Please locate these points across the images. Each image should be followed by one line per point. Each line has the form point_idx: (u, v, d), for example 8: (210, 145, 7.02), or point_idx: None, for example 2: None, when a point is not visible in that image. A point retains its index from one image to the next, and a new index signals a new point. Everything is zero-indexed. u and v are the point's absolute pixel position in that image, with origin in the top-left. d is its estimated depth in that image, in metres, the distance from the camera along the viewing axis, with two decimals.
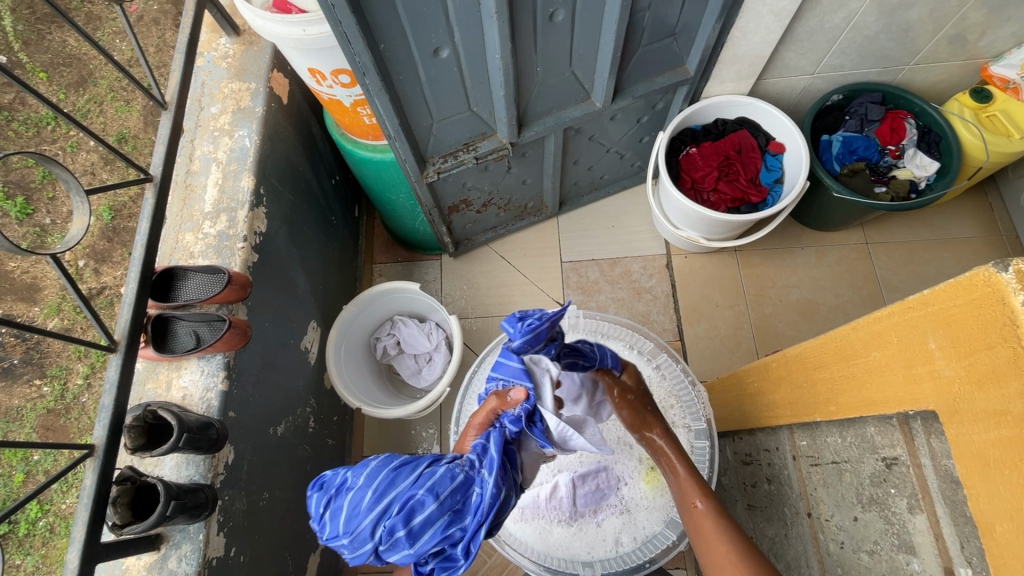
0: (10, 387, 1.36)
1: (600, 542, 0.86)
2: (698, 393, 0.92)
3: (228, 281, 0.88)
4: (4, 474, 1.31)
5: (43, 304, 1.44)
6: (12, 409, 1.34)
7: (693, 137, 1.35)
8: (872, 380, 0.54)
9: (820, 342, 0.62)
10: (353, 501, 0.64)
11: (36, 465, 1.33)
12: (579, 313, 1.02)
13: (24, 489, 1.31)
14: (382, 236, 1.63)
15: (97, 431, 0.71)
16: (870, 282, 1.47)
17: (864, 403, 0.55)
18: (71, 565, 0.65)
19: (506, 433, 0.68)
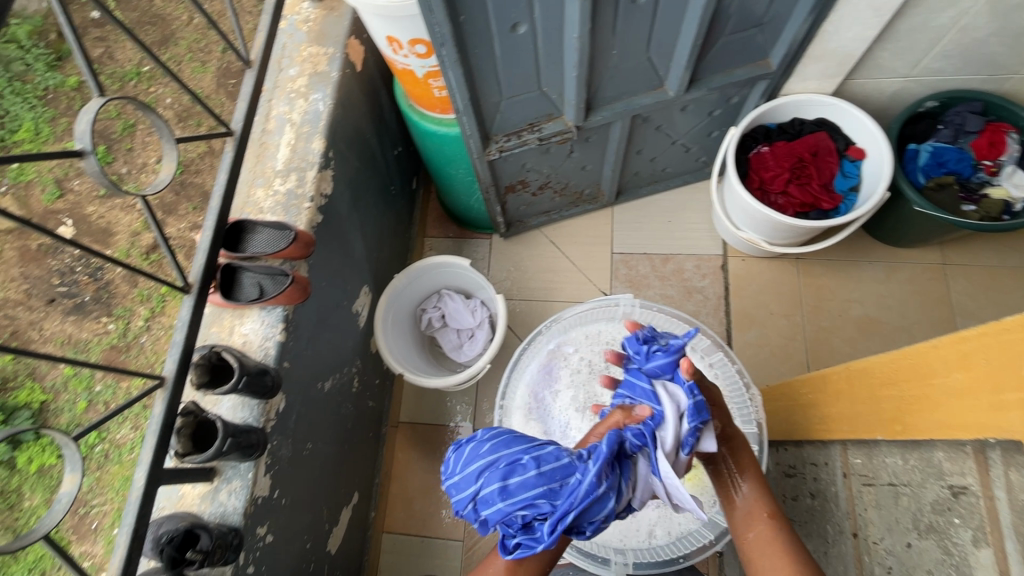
0: (80, 321, 1.48)
1: (633, 532, 0.88)
2: (752, 396, 0.89)
3: (293, 238, 0.92)
4: (70, 400, 1.43)
5: (115, 248, 1.53)
6: (80, 342, 1.46)
7: (766, 134, 1.29)
8: (950, 403, 0.50)
9: (892, 357, 0.59)
10: (475, 448, 0.74)
11: (98, 395, 1.44)
12: (633, 302, 1.00)
13: (86, 416, 1.42)
14: (435, 211, 1.65)
15: (167, 364, 0.76)
16: (943, 305, 1.37)
17: (938, 426, 0.52)
18: (138, 483, 0.71)
19: (624, 444, 0.69)
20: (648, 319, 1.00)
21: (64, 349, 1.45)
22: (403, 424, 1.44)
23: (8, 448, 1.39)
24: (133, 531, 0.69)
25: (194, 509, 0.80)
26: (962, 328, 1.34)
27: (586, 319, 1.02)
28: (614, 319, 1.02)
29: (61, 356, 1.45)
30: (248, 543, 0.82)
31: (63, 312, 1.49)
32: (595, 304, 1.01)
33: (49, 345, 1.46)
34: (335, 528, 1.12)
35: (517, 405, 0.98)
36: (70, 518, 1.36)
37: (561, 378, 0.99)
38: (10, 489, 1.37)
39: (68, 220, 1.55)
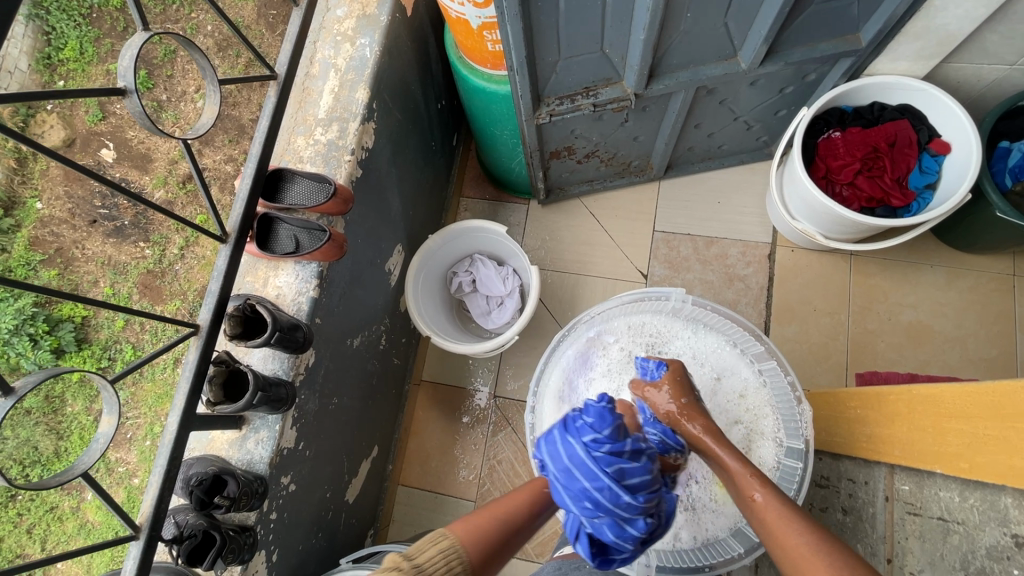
0: (119, 244, 1.50)
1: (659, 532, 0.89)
2: (801, 409, 0.86)
3: (332, 193, 0.89)
4: (109, 319, 1.47)
5: (153, 174, 1.53)
6: (119, 264, 1.49)
7: (839, 118, 1.18)
8: None
9: (967, 389, 0.53)
10: (648, 471, 0.67)
11: (134, 316, 1.47)
12: (685, 296, 0.95)
13: (123, 334, 1.47)
14: (474, 170, 1.60)
15: (203, 313, 0.76)
16: (1004, 319, 1.28)
17: (1014, 472, 0.47)
18: (170, 428, 0.72)
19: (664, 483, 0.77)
20: (698, 316, 0.96)
21: (105, 269, 1.49)
22: (425, 383, 1.45)
23: (51, 357, 1.44)
24: (164, 472, 0.71)
25: (223, 454, 0.83)
26: (1022, 346, 1.26)
27: (632, 309, 0.98)
28: (661, 313, 0.98)
29: (101, 276, 1.49)
30: (272, 491, 0.84)
31: (104, 233, 1.51)
32: (643, 296, 0.96)
33: (91, 264, 1.49)
34: (354, 478, 1.15)
35: (549, 389, 0.97)
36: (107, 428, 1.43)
37: (597, 368, 0.97)
38: (53, 395, 1.44)
39: (109, 142, 1.56)
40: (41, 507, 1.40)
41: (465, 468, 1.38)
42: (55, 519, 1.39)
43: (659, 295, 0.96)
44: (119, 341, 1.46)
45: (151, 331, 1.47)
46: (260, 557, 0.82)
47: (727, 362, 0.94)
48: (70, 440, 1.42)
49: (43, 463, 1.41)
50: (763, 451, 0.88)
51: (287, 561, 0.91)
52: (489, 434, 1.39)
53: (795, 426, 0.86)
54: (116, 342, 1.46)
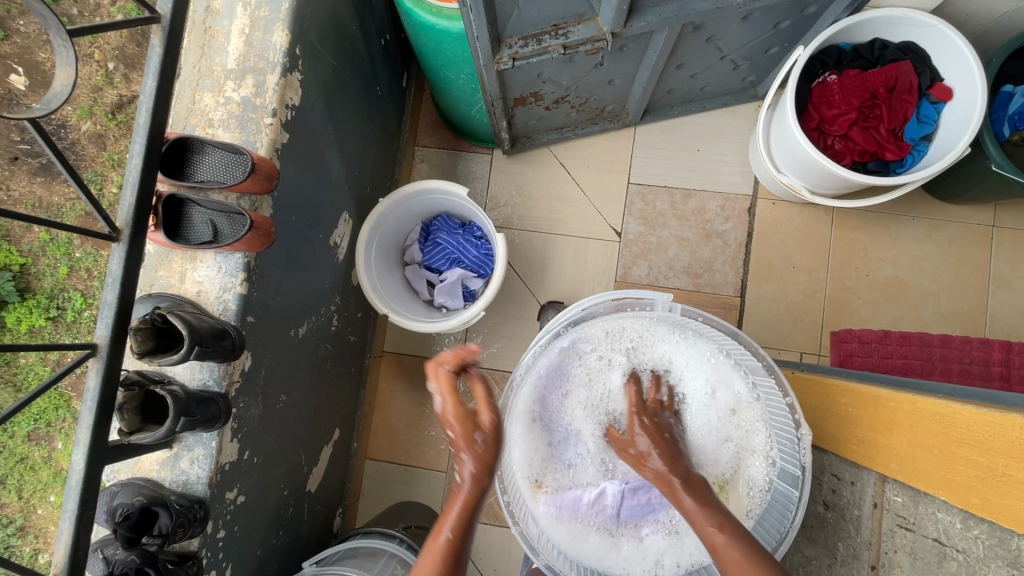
0: (48, 185, 1.29)
1: (641, 560, 0.86)
2: (804, 435, 0.76)
3: (251, 168, 0.73)
4: (51, 265, 1.29)
5: (75, 103, 1.28)
6: (53, 206, 1.28)
7: (837, 58, 1.07)
8: None
9: (996, 421, 0.50)
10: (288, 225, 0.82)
11: (79, 262, 1.30)
12: (672, 302, 0.85)
13: (69, 282, 1.30)
14: (429, 115, 1.42)
15: (100, 328, 0.63)
16: (979, 273, 1.26)
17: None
18: (76, 467, 0.61)
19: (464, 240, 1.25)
20: (686, 322, 0.88)
21: (36, 213, 1.28)
22: (388, 354, 1.36)
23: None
24: (76, 517, 0.61)
25: (155, 476, 0.74)
26: (993, 300, 1.24)
27: (614, 318, 0.88)
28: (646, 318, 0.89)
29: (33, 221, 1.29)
30: (215, 511, 0.76)
31: (29, 172, 1.29)
32: (625, 301, 0.86)
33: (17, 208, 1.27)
34: (314, 466, 1.08)
35: (520, 407, 0.90)
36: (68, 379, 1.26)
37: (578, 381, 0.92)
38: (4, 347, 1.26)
39: (17, 67, 1.22)
40: (10, 459, 1.27)
41: (435, 439, 1.33)
42: (27, 470, 1.28)
43: (645, 302, 0.87)
44: (66, 290, 1.30)
45: (100, 278, 1.30)
46: None
47: (721, 373, 0.89)
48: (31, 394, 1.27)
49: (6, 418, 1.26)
50: (754, 470, 0.85)
51: (244, 570, 0.85)
52: None
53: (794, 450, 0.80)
54: (63, 292, 1.30)
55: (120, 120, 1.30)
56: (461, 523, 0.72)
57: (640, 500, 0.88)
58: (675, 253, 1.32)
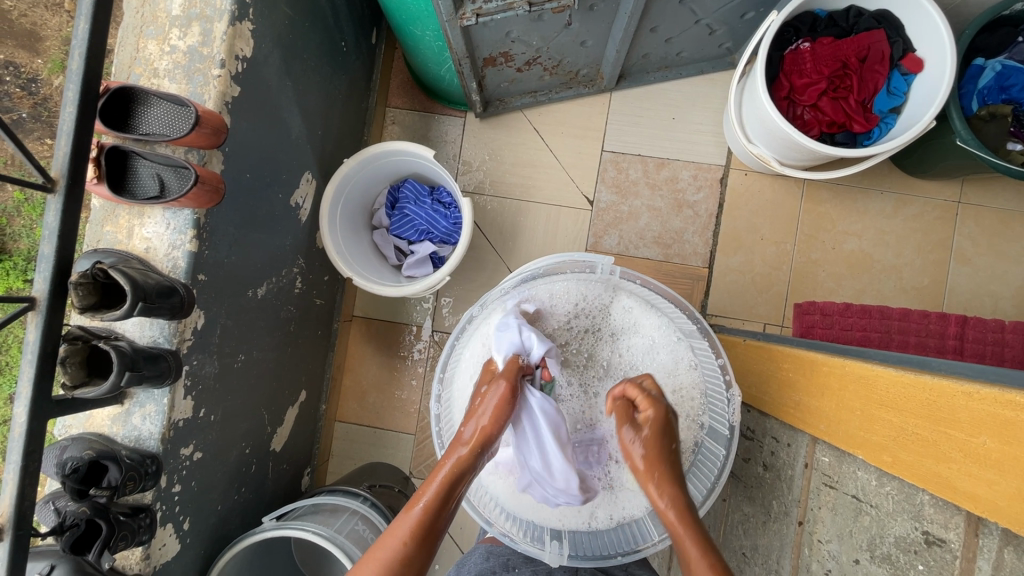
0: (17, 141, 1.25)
1: (575, 516, 0.88)
2: (733, 396, 0.83)
3: (197, 122, 0.71)
4: (26, 226, 1.26)
5: (47, 57, 1.23)
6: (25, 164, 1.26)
7: (811, 26, 1.05)
8: (955, 461, 0.44)
9: (913, 383, 0.51)
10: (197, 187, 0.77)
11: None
12: (612, 265, 0.89)
13: None
14: (400, 74, 1.38)
15: (38, 282, 0.62)
16: (940, 249, 1.28)
17: (928, 477, 0.47)
18: (19, 420, 0.61)
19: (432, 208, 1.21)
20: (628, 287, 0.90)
21: (6, 170, 1.25)
22: (357, 318, 1.36)
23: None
24: (21, 468, 0.61)
25: (106, 431, 0.74)
26: (952, 275, 1.27)
27: (557, 278, 0.91)
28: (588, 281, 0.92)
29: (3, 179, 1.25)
30: (170, 466, 0.77)
31: None
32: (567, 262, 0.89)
33: None
34: (279, 427, 1.09)
35: (462, 367, 0.93)
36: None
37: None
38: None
39: None
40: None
41: (405, 403, 1.35)
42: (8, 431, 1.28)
43: (586, 264, 0.90)
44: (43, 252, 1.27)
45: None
46: (165, 531, 0.78)
47: (660, 336, 0.90)
48: (9, 355, 1.26)
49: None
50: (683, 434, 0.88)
51: (204, 524, 0.87)
52: (427, 369, 1.35)
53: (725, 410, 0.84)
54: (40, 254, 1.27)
55: None
56: (441, 497, 0.70)
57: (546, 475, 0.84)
58: (646, 223, 1.32)
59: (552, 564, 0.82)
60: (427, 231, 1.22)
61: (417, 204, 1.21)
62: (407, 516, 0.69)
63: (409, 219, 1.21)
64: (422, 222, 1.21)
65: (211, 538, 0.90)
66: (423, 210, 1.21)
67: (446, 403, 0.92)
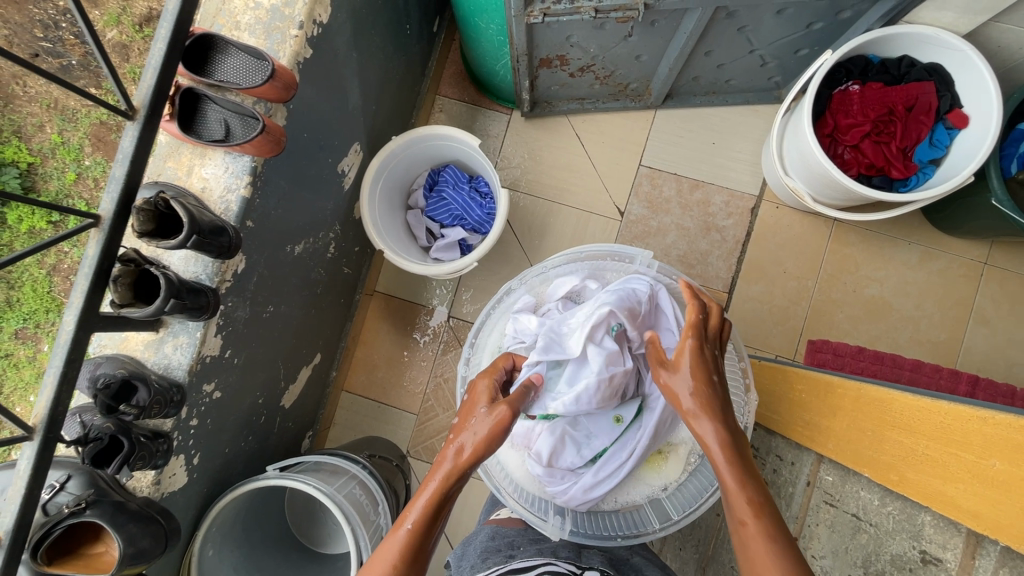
0: (66, 86, 1.31)
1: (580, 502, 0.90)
2: (750, 399, 0.85)
3: (271, 75, 0.74)
4: (58, 168, 1.31)
5: (104, 10, 1.28)
6: (67, 109, 1.31)
7: (862, 69, 1.08)
8: (963, 482, 0.49)
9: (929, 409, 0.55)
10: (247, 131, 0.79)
11: (87, 170, 1.31)
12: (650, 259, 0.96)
13: (76, 189, 1.31)
14: (455, 65, 1.42)
15: (105, 202, 0.65)
16: (961, 306, 1.28)
17: (934, 495, 0.52)
18: (66, 327, 0.64)
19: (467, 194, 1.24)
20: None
21: (51, 113, 1.31)
22: (378, 294, 1.39)
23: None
24: (61, 374, 0.64)
25: (138, 355, 0.77)
26: (970, 334, 1.27)
27: (596, 266, 0.99)
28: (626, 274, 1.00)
29: (46, 120, 1.31)
30: (191, 399, 0.80)
31: (48, 72, 1.30)
32: (608, 252, 0.97)
33: (34, 105, 1.31)
34: (292, 384, 1.12)
35: (496, 336, 1.00)
36: (61, 282, 1.31)
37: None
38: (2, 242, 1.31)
39: None
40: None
41: (412, 382, 1.37)
42: (10, 366, 1.31)
43: (624, 255, 0.98)
44: (71, 197, 1.31)
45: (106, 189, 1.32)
46: (177, 461, 0.80)
47: None
48: (22, 292, 1.30)
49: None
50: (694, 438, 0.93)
51: (211, 463, 0.89)
52: (438, 352, 1.37)
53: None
54: (68, 198, 1.31)
55: (147, 33, 1.30)
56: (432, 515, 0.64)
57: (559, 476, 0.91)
58: (673, 241, 1.34)
59: (551, 537, 0.85)
60: (460, 215, 1.25)
61: (453, 187, 1.24)
62: (393, 536, 0.63)
63: (444, 202, 1.24)
64: (456, 207, 1.24)
65: (214, 479, 0.92)
66: (459, 193, 1.24)
67: (473, 367, 0.98)
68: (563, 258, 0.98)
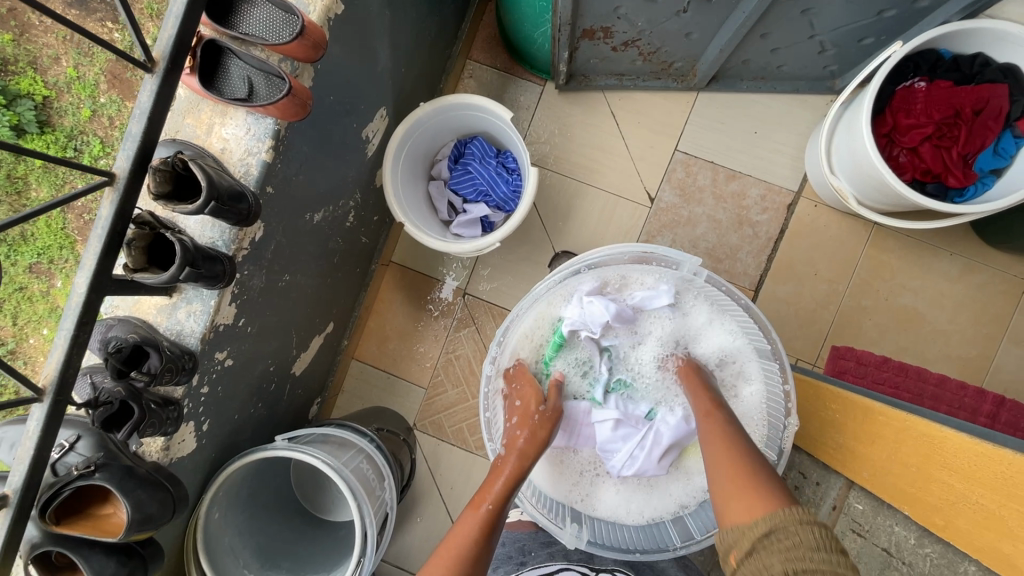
0: (81, 18, 1.26)
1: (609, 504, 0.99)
2: (789, 424, 0.89)
3: (299, 33, 0.68)
4: (73, 104, 1.26)
5: None
6: (84, 43, 1.26)
7: (931, 65, 1.00)
8: (994, 528, 0.55)
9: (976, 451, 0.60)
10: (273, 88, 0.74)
11: (102, 107, 1.26)
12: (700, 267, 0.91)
13: (91, 127, 1.27)
14: (488, 28, 1.34)
15: (121, 160, 0.61)
16: (997, 323, 1.23)
17: (969, 541, 0.57)
18: (78, 290, 0.61)
19: (492, 169, 1.19)
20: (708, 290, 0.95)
21: (67, 45, 1.26)
22: (394, 265, 1.36)
23: (9, 134, 1.25)
24: (72, 336, 0.62)
25: (150, 319, 0.75)
26: (1003, 352, 1.22)
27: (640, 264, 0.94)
28: (671, 275, 0.96)
29: (62, 53, 1.26)
30: (203, 366, 0.78)
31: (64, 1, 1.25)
32: (653, 255, 0.92)
33: (49, 35, 1.26)
34: (303, 352, 1.10)
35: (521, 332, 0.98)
36: (74, 220, 1.28)
37: (638, 332, 1.00)
38: (16, 175, 1.27)
39: None
40: (8, 285, 1.29)
41: (422, 356, 1.35)
42: (24, 299, 1.30)
43: (672, 261, 0.93)
44: (85, 134, 1.27)
45: (121, 128, 1.27)
46: (187, 427, 0.79)
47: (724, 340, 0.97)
48: (36, 227, 1.27)
49: (9, 244, 1.28)
50: None
51: (221, 429, 0.89)
52: (451, 329, 1.34)
53: (777, 438, 0.92)
54: (81, 135, 1.27)
55: None
56: (503, 493, 0.80)
57: (631, 424, 0.98)
58: (702, 233, 1.29)
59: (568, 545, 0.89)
60: (483, 191, 1.20)
61: (479, 163, 1.19)
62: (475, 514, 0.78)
63: (469, 175, 1.20)
64: (479, 183, 1.19)
65: (224, 444, 0.92)
66: (485, 168, 1.19)
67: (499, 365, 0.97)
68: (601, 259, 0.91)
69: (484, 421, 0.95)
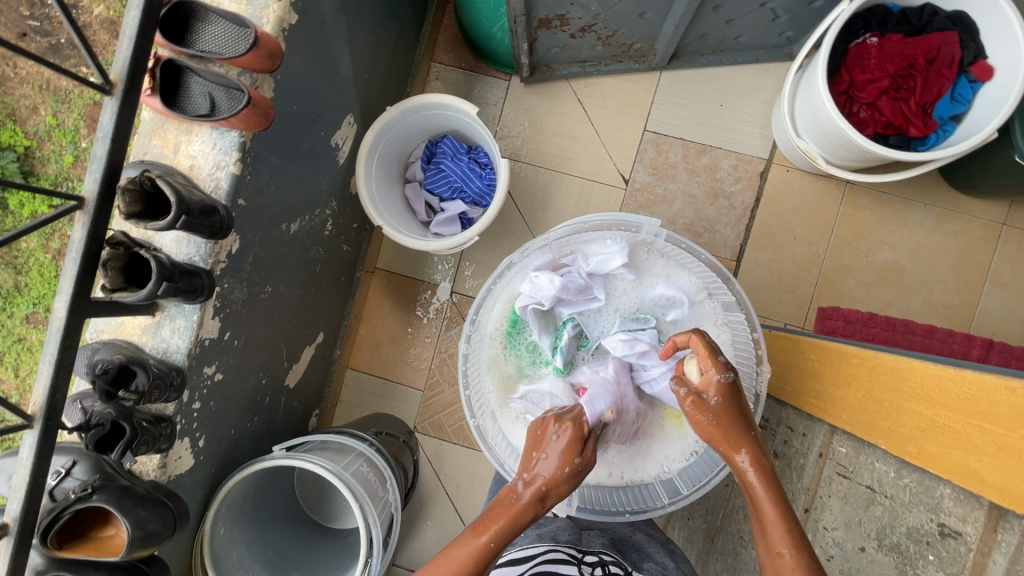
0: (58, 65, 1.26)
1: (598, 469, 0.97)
2: (761, 371, 0.91)
3: (253, 43, 0.70)
4: (56, 151, 1.27)
5: None
6: (60, 90, 1.27)
7: (881, 20, 1.02)
8: (968, 448, 0.58)
9: (952, 378, 0.63)
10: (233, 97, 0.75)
11: (83, 152, 1.27)
12: (659, 228, 0.94)
13: (74, 172, 1.28)
14: (450, 30, 1.36)
15: (88, 182, 0.62)
16: (978, 269, 1.25)
17: (947, 466, 0.61)
18: (58, 314, 0.62)
19: (462, 163, 1.21)
20: (669, 250, 0.98)
21: (44, 93, 1.27)
22: (379, 271, 1.37)
23: None
24: (56, 361, 0.62)
25: (136, 340, 0.76)
26: (986, 297, 1.24)
27: (599, 232, 0.97)
28: (630, 239, 0.98)
29: (41, 102, 1.27)
30: (192, 382, 0.79)
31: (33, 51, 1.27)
32: (613, 222, 0.95)
33: (26, 86, 1.27)
34: (296, 364, 1.11)
35: (491, 312, 1.02)
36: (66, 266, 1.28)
37: (597, 296, 1.01)
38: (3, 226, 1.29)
39: None
40: (6, 336, 1.29)
41: (416, 359, 1.36)
42: (23, 349, 1.30)
43: (631, 224, 0.95)
44: (71, 180, 1.28)
45: None
46: (181, 444, 0.80)
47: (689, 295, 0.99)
48: (30, 276, 1.28)
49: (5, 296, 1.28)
50: None
51: (217, 444, 0.89)
52: (442, 328, 1.35)
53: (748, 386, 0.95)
54: (68, 181, 1.28)
55: None
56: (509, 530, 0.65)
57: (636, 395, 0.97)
58: (679, 209, 1.30)
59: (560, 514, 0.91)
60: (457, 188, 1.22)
61: (450, 158, 1.21)
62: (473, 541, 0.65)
63: (443, 176, 1.21)
64: (451, 181, 1.21)
65: (222, 460, 0.93)
66: (456, 164, 1.21)
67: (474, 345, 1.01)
68: (562, 231, 0.95)
69: (465, 398, 0.99)
